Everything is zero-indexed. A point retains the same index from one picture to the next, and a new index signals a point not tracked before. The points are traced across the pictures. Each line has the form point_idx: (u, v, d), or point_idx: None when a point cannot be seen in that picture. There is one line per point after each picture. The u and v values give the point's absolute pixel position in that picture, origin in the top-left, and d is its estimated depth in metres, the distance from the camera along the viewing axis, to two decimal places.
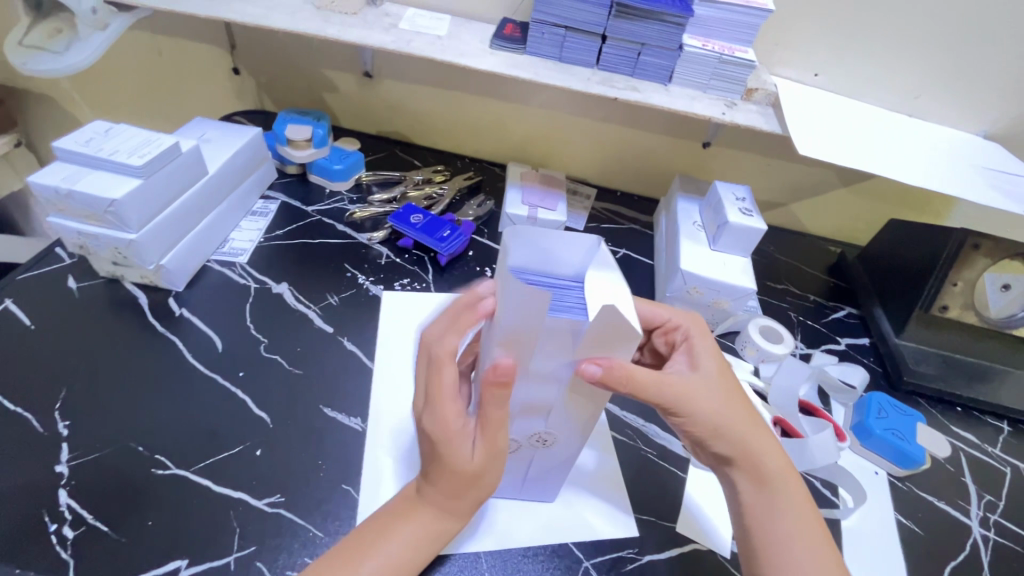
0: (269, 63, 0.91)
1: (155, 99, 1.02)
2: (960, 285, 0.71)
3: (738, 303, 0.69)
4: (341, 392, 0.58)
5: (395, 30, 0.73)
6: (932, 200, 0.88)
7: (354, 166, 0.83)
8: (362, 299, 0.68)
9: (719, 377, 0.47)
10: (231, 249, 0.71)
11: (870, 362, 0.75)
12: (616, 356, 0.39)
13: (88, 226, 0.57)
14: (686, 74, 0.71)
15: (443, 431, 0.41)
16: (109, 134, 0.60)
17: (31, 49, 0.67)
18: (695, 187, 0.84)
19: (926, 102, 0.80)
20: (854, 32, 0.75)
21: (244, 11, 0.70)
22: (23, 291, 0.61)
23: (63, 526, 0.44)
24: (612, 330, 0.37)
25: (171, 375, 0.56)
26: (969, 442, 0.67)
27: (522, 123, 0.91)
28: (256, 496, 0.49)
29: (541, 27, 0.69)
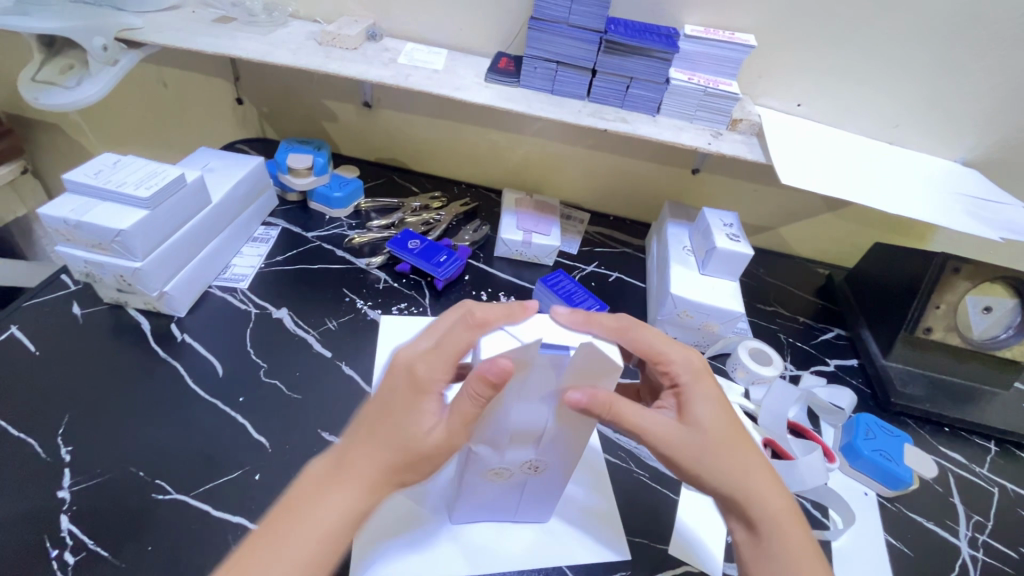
0: (272, 94, 0.94)
1: (159, 129, 1.04)
2: (942, 308, 0.73)
3: (727, 326, 0.71)
4: (339, 416, 0.59)
5: (394, 65, 0.76)
6: (915, 224, 0.91)
7: (353, 193, 0.86)
8: (360, 324, 0.70)
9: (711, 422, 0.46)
10: (233, 275, 0.72)
11: (859, 383, 0.76)
12: (601, 385, 0.42)
13: (94, 255, 0.59)
14: (672, 106, 0.74)
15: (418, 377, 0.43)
16: (117, 166, 0.62)
17: (43, 84, 0.69)
18: (684, 212, 0.86)
19: (905, 130, 0.83)
20: (833, 66, 0.79)
21: (249, 48, 0.73)
22: (29, 318, 0.63)
23: (64, 552, 0.45)
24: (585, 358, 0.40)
25: (172, 400, 0.57)
26: (957, 462, 0.68)
27: (516, 150, 0.93)
28: (255, 521, 0.49)
29: (534, 62, 0.73)
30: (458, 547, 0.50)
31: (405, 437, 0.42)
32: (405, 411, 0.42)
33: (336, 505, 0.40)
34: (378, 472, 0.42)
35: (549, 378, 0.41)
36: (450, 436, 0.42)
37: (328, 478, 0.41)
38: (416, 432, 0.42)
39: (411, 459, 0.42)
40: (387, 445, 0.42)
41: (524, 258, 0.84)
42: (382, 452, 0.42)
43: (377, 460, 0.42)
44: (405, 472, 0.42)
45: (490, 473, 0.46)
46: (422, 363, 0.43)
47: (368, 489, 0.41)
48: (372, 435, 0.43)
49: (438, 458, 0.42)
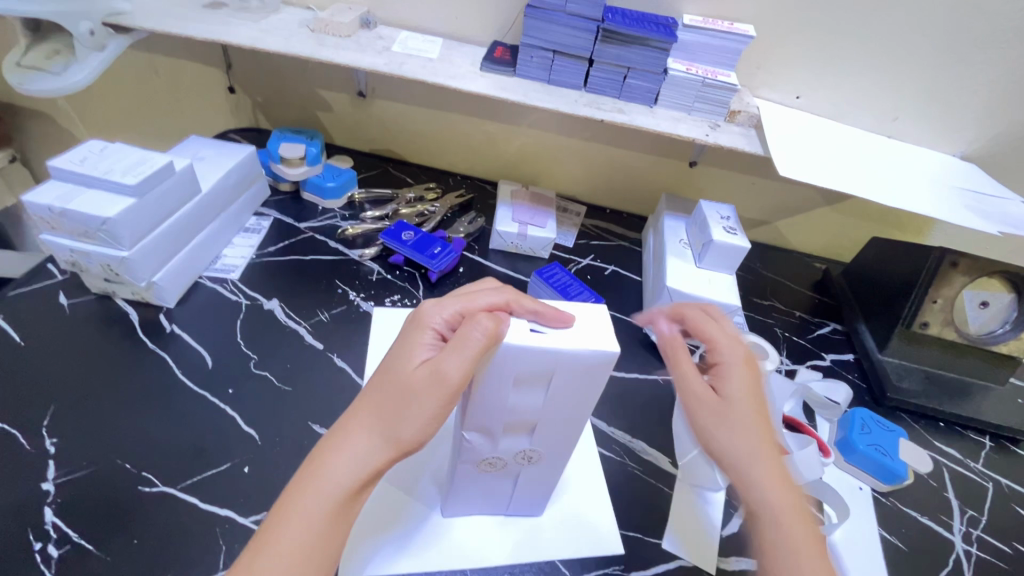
0: (264, 82, 0.93)
1: (151, 117, 1.03)
2: (939, 302, 0.72)
3: (723, 320, 0.70)
4: (330, 408, 0.58)
5: (388, 53, 0.74)
6: (913, 219, 0.90)
7: (347, 184, 0.84)
8: (353, 316, 0.69)
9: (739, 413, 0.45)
10: (223, 265, 0.71)
11: (855, 377, 0.76)
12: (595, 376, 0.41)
13: (80, 244, 0.58)
14: (669, 97, 0.73)
15: (428, 324, 0.42)
16: (104, 153, 0.61)
17: (29, 70, 0.68)
18: (681, 205, 0.85)
19: (904, 124, 0.83)
20: (833, 58, 0.78)
21: (240, 34, 0.71)
22: (14, 308, 0.62)
23: (48, 545, 0.44)
24: (580, 355, 0.39)
25: (161, 392, 0.57)
26: (951, 457, 0.68)
27: (513, 141, 0.92)
28: (243, 514, 0.49)
29: (530, 51, 0.72)
30: (450, 541, 0.50)
31: (400, 374, 0.40)
32: (402, 352, 0.42)
33: (343, 462, 0.38)
34: (376, 416, 0.40)
35: (543, 371, 0.40)
36: (439, 366, 0.39)
37: (335, 432, 0.40)
38: (407, 367, 0.41)
39: (404, 396, 0.39)
40: (382, 385, 0.41)
41: (519, 251, 0.83)
42: (380, 394, 0.41)
43: (377, 402, 0.40)
44: (399, 411, 0.39)
45: (485, 463, 0.46)
46: (425, 308, 0.43)
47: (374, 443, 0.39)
48: (375, 380, 0.42)
49: (431, 397, 0.39)
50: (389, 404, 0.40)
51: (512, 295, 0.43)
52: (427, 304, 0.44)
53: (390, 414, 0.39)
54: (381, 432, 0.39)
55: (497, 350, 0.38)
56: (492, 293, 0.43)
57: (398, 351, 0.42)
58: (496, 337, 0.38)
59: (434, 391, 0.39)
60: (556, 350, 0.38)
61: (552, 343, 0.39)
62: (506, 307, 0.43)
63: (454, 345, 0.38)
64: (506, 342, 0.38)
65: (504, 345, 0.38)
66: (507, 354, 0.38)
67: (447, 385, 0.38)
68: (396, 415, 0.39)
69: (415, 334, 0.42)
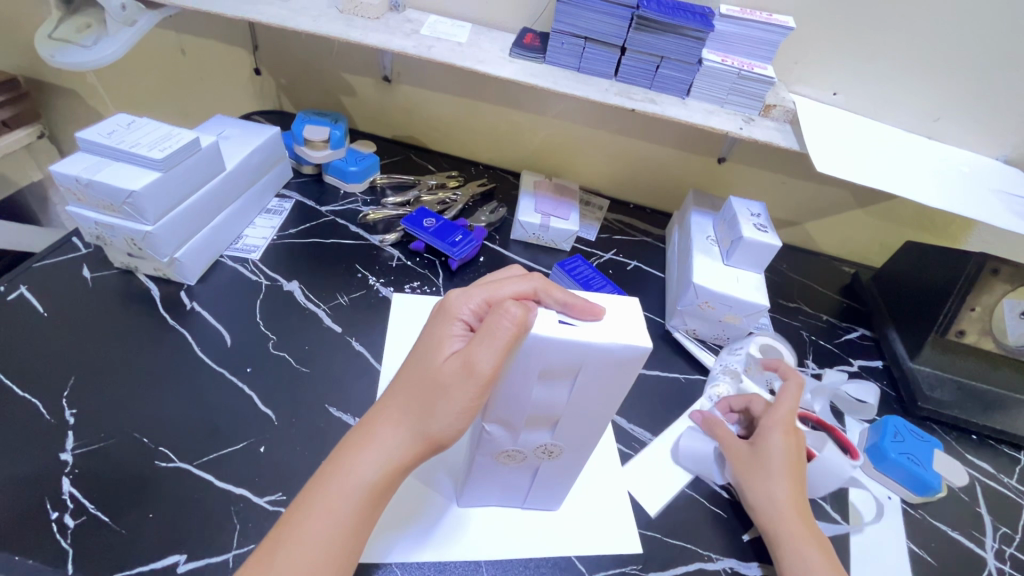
0: (289, 65, 0.93)
1: (176, 97, 1.03)
2: (977, 310, 0.70)
3: (750, 320, 0.68)
4: (348, 392, 0.58)
5: (417, 36, 0.73)
6: (948, 224, 0.87)
7: (369, 169, 0.84)
8: (372, 301, 0.68)
9: (780, 458, 0.49)
10: (245, 245, 0.71)
11: (884, 385, 0.73)
12: (623, 372, 0.39)
13: (105, 216, 0.58)
14: (703, 89, 0.71)
15: (455, 315, 0.41)
16: (131, 127, 0.60)
17: (59, 42, 0.68)
18: (709, 202, 0.83)
19: (946, 125, 0.79)
20: (874, 54, 0.75)
21: (270, 13, 0.71)
22: (38, 279, 0.62)
23: (64, 514, 0.44)
24: (612, 350, 0.37)
25: (178, 368, 0.56)
26: (984, 471, 0.65)
27: (537, 132, 0.91)
28: (258, 493, 0.48)
29: (561, 38, 0.70)
30: (465, 533, 0.49)
31: (427, 367, 0.40)
32: (430, 345, 0.41)
33: (370, 459, 0.38)
34: (405, 411, 0.40)
35: (569, 366, 0.38)
36: (468, 359, 0.37)
37: (362, 429, 0.40)
38: (437, 359, 0.40)
39: (431, 390, 0.39)
40: (410, 377, 0.40)
41: (541, 243, 0.82)
42: (408, 389, 0.40)
43: (404, 397, 0.40)
44: (428, 406, 0.39)
45: (503, 455, 0.45)
46: (454, 298, 0.42)
47: (403, 438, 0.39)
48: (404, 373, 0.41)
49: (461, 391, 0.38)
50: (417, 398, 0.39)
51: (541, 283, 0.42)
52: (454, 294, 0.43)
53: (419, 408, 0.39)
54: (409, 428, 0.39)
55: (524, 340, 0.37)
56: (520, 282, 0.42)
57: (426, 341, 0.41)
58: (524, 325, 0.36)
59: (463, 384, 0.37)
60: (586, 344, 0.37)
61: (582, 336, 0.37)
62: (533, 297, 0.42)
63: (483, 336, 0.37)
64: (534, 332, 0.37)
65: (532, 335, 0.36)
66: (535, 344, 0.37)
67: (477, 378, 0.37)
68: (424, 411, 0.39)
69: (444, 325, 0.41)
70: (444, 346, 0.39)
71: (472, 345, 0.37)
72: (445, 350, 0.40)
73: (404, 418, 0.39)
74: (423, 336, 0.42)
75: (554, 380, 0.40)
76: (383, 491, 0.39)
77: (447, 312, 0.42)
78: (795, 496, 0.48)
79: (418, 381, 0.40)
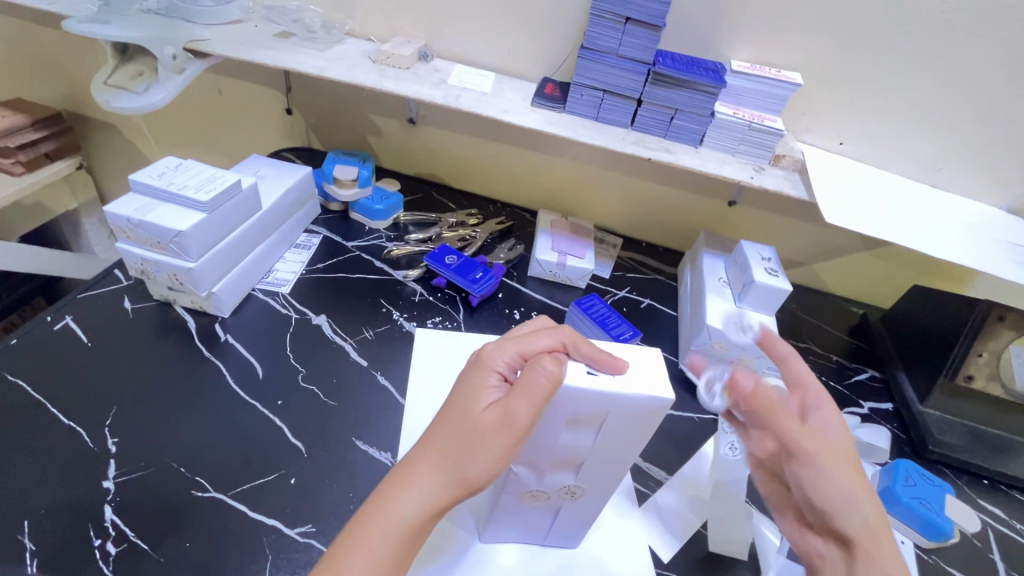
0: (320, 107, 0.98)
1: (210, 133, 1.09)
2: (984, 356, 0.72)
3: (762, 361, 0.70)
4: (374, 426, 0.60)
5: (444, 85, 0.78)
6: (954, 269, 0.89)
7: (393, 206, 0.87)
8: (396, 335, 0.71)
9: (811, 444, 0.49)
10: (275, 279, 0.74)
11: (894, 427, 0.74)
12: (650, 421, 0.42)
13: (152, 253, 0.61)
14: (715, 139, 0.75)
15: (491, 366, 0.43)
16: (179, 169, 0.64)
17: (114, 88, 0.73)
18: (720, 243, 0.86)
19: (949, 174, 0.83)
20: (878, 107, 0.79)
21: (308, 63, 0.76)
22: (83, 310, 0.65)
23: (107, 541, 0.46)
24: (638, 400, 0.40)
25: (213, 398, 0.59)
26: (997, 518, 0.66)
27: (554, 173, 0.95)
28: (289, 525, 0.50)
29: (580, 90, 0.74)
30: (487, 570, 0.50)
31: (464, 415, 0.41)
32: (467, 394, 0.42)
33: (407, 501, 0.40)
34: (441, 456, 0.41)
35: (596, 414, 0.41)
36: (507, 410, 0.39)
37: (399, 472, 0.42)
38: (474, 408, 0.41)
39: (468, 437, 0.40)
40: (446, 424, 0.42)
41: (557, 280, 0.85)
42: (445, 435, 0.41)
43: (440, 443, 0.41)
44: (465, 453, 0.40)
45: (527, 495, 0.46)
46: (489, 349, 0.44)
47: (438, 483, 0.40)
48: (440, 420, 0.43)
49: (499, 439, 0.39)
50: (454, 444, 0.41)
51: (570, 336, 0.44)
52: (488, 346, 0.45)
53: (454, 454, 0.40)
54: (445, 473, 0.40)
55: (559, 393, 0.39)
56: (550, 335, 0.44)
57: (462, 389, 0.43)
58: (560, 379, 0.39)
59: (501, 433, 0.39)
60: (614, 394, 0.39)
61: (610, 387, 0.40)
62: (563, 350, 0.44)
63: (522, 390, 0.39)
64: (569, 384, 0.39)
65: (566, 388, 0.39)
66: (568, 395, 0.40)
67: (515, 428, 0.39)
68: (461, 456, 0.40)
69: (479, 374, 0.43)
70: (483, 396, 0.41)
71: (511, 396, 0.39)
72: (482, 399, 0.42)
73: (440, 463, 0.41)
74: (458, 383, 0.44)
75: (581, 428, 0.42)
76: (417, 535, 0.40)
77: (482, 363, 0.44)
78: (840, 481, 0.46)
79: (454, 428, 0.41)
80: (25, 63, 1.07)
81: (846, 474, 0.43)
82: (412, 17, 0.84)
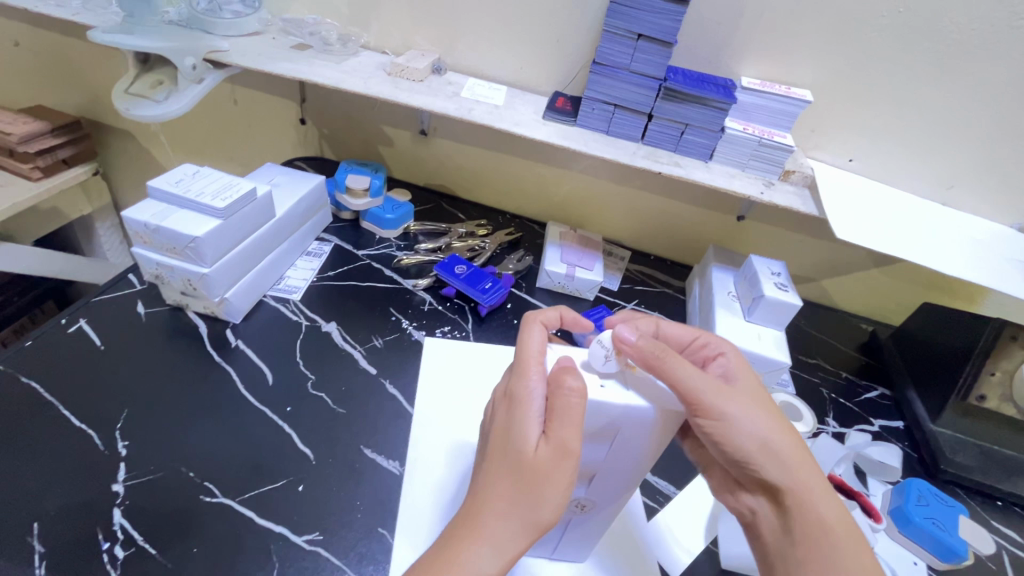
0: (333, 117, 0.99)
1: (224, 142, 1.11)
2: (997, 374, 0.71)
3: (772, 375, 0.70)
4: (382, 434, 0.60)
5: (457, 98, 0.79)
6: (965, 286, 0.89)
7: (404, 216, 0.88)
8: (405, 344, 0.71)
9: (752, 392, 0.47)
10: (287, 286, 0.75)
11: (905, 446, 0.74)
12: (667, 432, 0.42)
13: (167, 258, 0.62)
14: (725, 154, 0.76)
15: (524, 396, 0.41)
16: (196, 176, 0.65)
17: (134, 97, 0.75)
18: (729, 257, 0.86)
19: (959, 192, 0.83)
20: (888, 125, 0.79)
21: (324, 74, 0.77)
22: (97, 313, 0.66)
23: (115, 545, 0.46)
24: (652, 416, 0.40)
25: (223, 404, 0.59)
26: (1011, 540, 0.65)
27: (563, 185, 0.96)
28: (296, 532, 0.50)
29: (592, 104, 0.75)
30: None
31: (515, 456, 0.40)
32: (510, 432, 0.41)
33: (485, 553, 0.38)
34: (507, 498, 0.40)
35: (609, 429, 0.41)
36: (564, 445, 0.39)
37: (466, 524, 0.39)
38: (528, 448, 0.40)
39: (532, 477, 0.39)
40: (505, 467, 0.40)
41: (566, 291, 0.85)
42: (501, 478, 0.40)
43: (500, 484, 0.40)
44: (532, 493, 0.39)
45: None
46: (516, 383, 0.42)
47: (509, 526, 0.39)
48: (491, 462, 0.42)
49: (563, 473, 0.39)
50: (519, 487, 0.40)
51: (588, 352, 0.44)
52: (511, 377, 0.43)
53: (523, 496, 0.39)
54: (518, 517, 0.39)
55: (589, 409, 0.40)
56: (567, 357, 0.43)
57: (507, 428, 0.42)
58: (585, 392, 0.39)
59: (564, 466, 0.39)
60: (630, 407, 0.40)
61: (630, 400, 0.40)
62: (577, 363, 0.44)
63: (571, 418, 0.39)
64: (596, 400, 0.40)
65: (593, 402, 0.40)
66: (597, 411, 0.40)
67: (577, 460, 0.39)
68: (532, 499, 0.39)
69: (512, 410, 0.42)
70: (528, 431, 0.40)
71: (551, 427, 0.39)
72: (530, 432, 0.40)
73: (509, 508, 0.39)
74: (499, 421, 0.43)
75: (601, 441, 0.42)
76: None
77: (516, 397, 0.42)
78: (781, 433, 0.45)
79: (512, 470, 0.40)
80: (48, 71, 1.10)
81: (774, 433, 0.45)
82: (427, 31, 0.85)
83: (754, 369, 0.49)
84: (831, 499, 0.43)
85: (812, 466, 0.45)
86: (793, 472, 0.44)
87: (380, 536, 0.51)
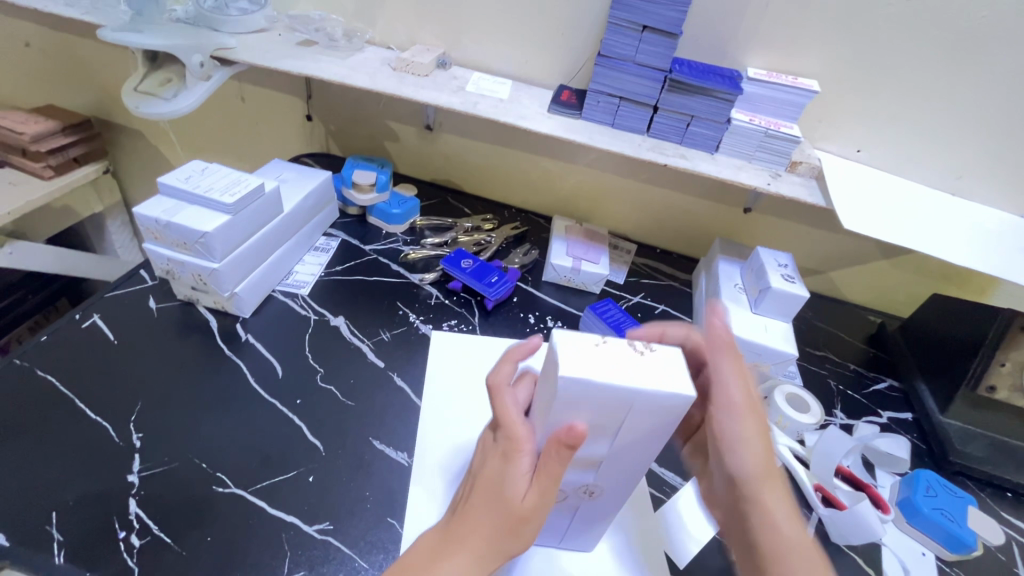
0: (340, 113, 1.00)
1: (232, 140, 1.12)
2: (1008, 366, 0.70)
3: (778, 367, 0.70)
4: (390, 426, 0.60)
5: (462, 92, 0.79)
6: (975, 277, 0.88)
7: (410, 211, 0.89)
8: (412, 337, 0.72)
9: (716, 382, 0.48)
10: (295, 281, 0.76)
11: (914, 437, 0.73)
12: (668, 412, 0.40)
13: (177, 254, 0.63)
14: (731, 145, 0.75)
15: (515, 441, 0.42)
16: (205, 173, 0.66)
17: (144, 95, 0.76)
18: (736, 250, 0.86)
19: (969, 182, 0.82)
20: (897, 115, 0.78)
21: (329, 70, 0.78)
22: (110, 308, 0.67)
23: (131, 534, 0.47)
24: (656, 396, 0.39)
25: (234, 397, 0.60)
26: (1020, 531, 0.64)
27: (569, 178, 0.96)
28: (307, 522, 0.51)
29: (597, 96, 0.75)
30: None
31: (502, 499, 0.41)
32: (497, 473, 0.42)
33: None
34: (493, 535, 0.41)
35: (600, 405, 0.39)
36: (547, 492, 0.41)
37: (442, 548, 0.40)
38: (516, 497, 0.41)
39: (510, 520, 0.41)
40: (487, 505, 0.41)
41: (571, 285, 0.85)
42: (485, 517, 0.41)
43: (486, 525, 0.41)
44: (515, 531, 0.42)
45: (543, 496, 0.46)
46: (510, 429, 0.42)
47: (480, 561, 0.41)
48: (474, 502, 0.42)
49: (538, 518, 0.42)
50: (501, 529, 0.41)
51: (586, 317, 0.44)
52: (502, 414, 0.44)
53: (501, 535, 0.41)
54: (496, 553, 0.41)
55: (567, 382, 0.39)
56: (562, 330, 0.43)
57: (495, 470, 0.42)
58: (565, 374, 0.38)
59: (540, 514, 0.42)
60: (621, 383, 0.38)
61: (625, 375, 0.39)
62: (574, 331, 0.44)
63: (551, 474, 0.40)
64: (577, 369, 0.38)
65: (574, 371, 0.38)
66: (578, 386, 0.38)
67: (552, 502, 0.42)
68: (512, 539, 0.42)
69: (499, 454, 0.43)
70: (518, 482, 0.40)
71: (541, 476, 0.40)
72: (517, 479, 0.41)
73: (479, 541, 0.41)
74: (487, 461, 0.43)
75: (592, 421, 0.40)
76: None
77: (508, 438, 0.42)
78: (740, 422, 0.46)
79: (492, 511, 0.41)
80: (59, 71, 1.11)
81: (732, 417, 0.46)
82: (431, 26, 0.86)
83: (734, 363, 0.48)
84: (768, 481, 0.44)
85: (762, 452, 0.45)
86: (734, 451, 0.45)
87: (388, 526, 0.51)
